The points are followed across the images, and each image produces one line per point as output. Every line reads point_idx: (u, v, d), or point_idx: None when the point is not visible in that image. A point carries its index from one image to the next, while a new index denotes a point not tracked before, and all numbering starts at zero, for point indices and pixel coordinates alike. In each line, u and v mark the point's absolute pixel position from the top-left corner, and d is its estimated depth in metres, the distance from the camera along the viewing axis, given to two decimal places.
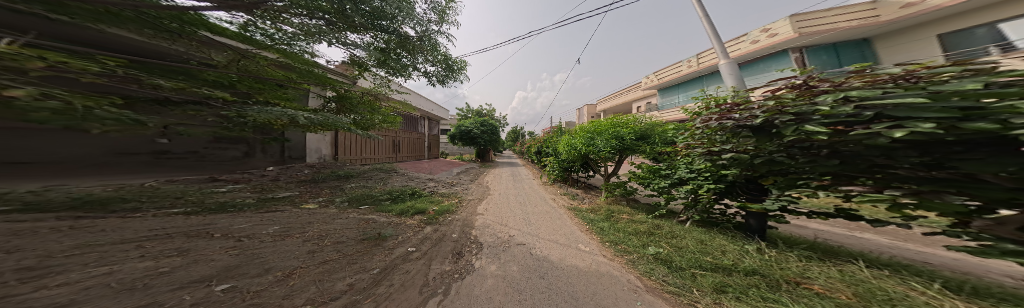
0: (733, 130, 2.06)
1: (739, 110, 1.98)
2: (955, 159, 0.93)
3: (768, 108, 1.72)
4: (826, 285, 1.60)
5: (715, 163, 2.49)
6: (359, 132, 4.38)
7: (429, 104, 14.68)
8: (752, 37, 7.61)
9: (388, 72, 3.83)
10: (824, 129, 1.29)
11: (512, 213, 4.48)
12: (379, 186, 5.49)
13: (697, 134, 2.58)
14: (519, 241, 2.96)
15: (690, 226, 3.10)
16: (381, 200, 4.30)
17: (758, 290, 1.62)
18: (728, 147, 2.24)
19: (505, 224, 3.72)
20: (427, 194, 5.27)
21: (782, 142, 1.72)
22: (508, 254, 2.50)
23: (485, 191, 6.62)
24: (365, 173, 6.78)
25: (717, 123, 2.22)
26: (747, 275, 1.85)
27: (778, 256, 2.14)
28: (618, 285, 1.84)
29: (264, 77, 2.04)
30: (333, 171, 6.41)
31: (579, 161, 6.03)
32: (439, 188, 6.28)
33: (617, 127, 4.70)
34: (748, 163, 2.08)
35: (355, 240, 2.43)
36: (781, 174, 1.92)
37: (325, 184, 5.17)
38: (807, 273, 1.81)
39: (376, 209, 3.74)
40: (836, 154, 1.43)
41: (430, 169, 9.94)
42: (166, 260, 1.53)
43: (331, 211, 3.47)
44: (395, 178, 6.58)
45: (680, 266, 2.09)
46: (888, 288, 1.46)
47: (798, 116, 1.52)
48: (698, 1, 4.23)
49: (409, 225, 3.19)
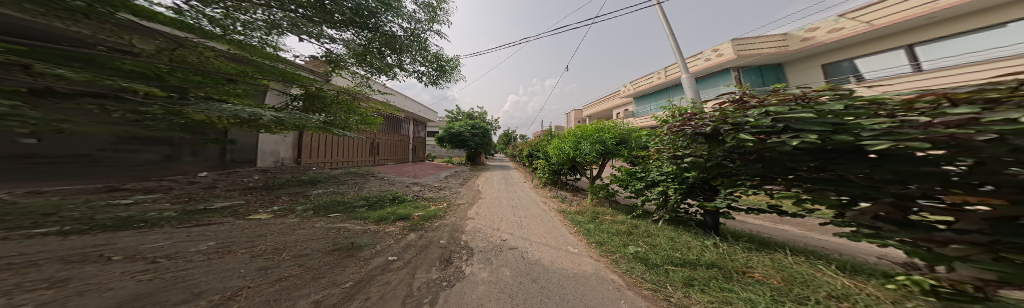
0: (692, 136, 2.31)
1: (696, 119, 2.24)
2: (832, 164, 1.16)
3: (716, 118, 1.98)
4: (763, 272, 1.88)
5: (679, 166, 2.75)
6: (337, 133, 4.03)
7: (416, 105, 14.15)
8: (705, 55, 8.60)
9: (368, 70, 3.63)
10: (751, 137, 1.54)
11: (504, 217, 4.48)
12: (355, 191, 5.14)
13: (664, 140, 2.84)
14: (512, 244, 2.97)
15: (661, 225, 3.36)
16: (356, 208, 3.98)
17: (715, 282, 1.82)
18: (688, 151, 2.50)
19: (497, 228, 3.70)
20: (411, 199, 5.03)
21: (726, 147, 2.00)
22: (500, 258, 2.50)
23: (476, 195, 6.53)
24: (339, 178, 6.27)
25: (679, 130, 2.46)
26: (708, 268, 2.07)
27: (728, 248, 2.44)
28: (604, 285, 1.94)
29: (212, 72, 1.56)
30: (296, 176, 5.80)
31: (567, 164, 6.24)
32: (425, 192, 6.05)
33: (600, 133, 4.99)
34: (703, 167, 2.35)
35: (322, 252, 2.23)
36: (726, 176, 2.22)
37: (283, 190, 4.66)
38: (749, 262, 2.09)
39: (349, 217, 3.47)
40: (761, 158, 1.70)
41: (416, 173, 9.57)
42: (31, 295, 1.19)
43: (291, 220, 3.12)
44: (372, 183, 6.16)
45: (655, 263, 2.27)
46: (805, 273, 1.76)
47: (736, 126, 1.80)
48: (665, 21, 4.72)
49: (389, 233, 3.01)
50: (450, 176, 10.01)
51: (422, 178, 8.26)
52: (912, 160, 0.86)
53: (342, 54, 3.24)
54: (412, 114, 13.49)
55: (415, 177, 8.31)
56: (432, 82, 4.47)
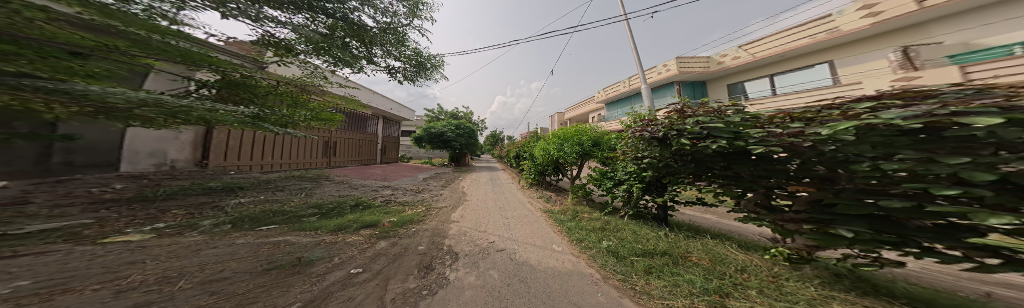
0: (648, 140, 2.53)
1: (652, 125, 2.47)
2: (732, 163, 1.98)
3: (666, 124, 2.30)
4: (700, 256, 2.23)
5: (639, 167, 3.00)
6: (284, 131, 3.38)
7: (388, 101, 13.06)
8: (658, 69, 9.80)
9: (328, 61, 3.05)
10: (688, 141, 1.98)
11: (489, 218, 4.38)
12: (302, 198, 4.37)
13: (629, 143, 3.06)
14: (500, 246, 2.92)
15: (626, 220, 3.64)
16: (304, 217, 3.37)
17: (664, 267, 2.09)
18: (645, 153, 2.75)
19: (484, 230, 3.60)
20: (382, 205, 4.59)
21: (671, 150, 2.34)
22: (487, 261, 2.42)
23: (462, 197, 6.31)
24: (285, 184, 5.32)
25: (638, 134, 2.66)
26: (662, 256, 2.33)
27: (674, 238, 2.79)
28: (583, 280, 2.01)
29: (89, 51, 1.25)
30: (200, 183, 4.50)
31: (551, 165, 6.39)
32: (396, 196, 5.56)
33: (580, 135, 5.25)
34: (657, 167, 2.61)
35: (257, 272, 1.81)
36: (672, 175, 2.59)
37: (187, 199, 3.61)
38: (690, 248, 2.45)
39: (295, 228, 2.93)
40: (695, 161, 2.26)
41: (387, 175, 8.78)
42: None
43: (200, 236, 2.41)
44: (329, 189, 5.36)
45: (622, 255, 2.43)
46: (726, 256, 2.19)
47: (678, 132, 2.16)
48: (631, 36, 5.28)
49: (352, 243, 2.67)
50: (424, 178, 9.42)
51: (393, 181, 7.62)
52: (774, 161, 1.70)
53: (289, 38, 2.53)
54: (382, 110, 12.29)
55: (384, 181, 7.60)
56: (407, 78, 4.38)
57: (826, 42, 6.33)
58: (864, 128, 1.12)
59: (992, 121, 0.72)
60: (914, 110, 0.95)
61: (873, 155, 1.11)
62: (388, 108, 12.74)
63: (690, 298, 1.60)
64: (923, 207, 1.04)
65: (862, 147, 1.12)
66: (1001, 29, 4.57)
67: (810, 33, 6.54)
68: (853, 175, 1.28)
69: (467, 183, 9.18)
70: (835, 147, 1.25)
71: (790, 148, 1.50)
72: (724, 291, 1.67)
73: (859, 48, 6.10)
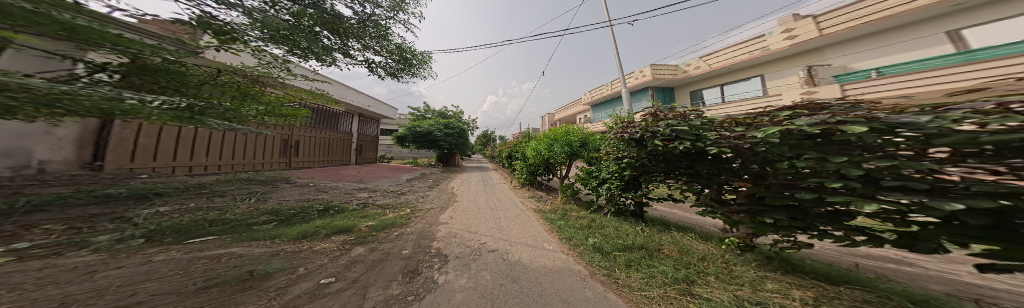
0: (627, 141, 2.71)
1: (631, 127, 2.66)
2: (693, 163, 2.30)
3: (642, 127, 2.51)
4: (671, 249, 2.46)
5: (619, 166, 3.18)
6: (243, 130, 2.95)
7: (365, 97, 12.32)
8: (635, 75, 10.58)
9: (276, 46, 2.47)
10: (660, 142, 2.25)
11: (481, 219, 4.30)
12: (250, 205, 3.78)
13: (611, 144, 3.21)
14: (492, 247, 2.89)
15: (608, 217, 3.82)
16: (259, 225, 2.94)
17: (640, 259, 2.28)
18: (624, 153, 2.91)
19: (475, 232, 3.53)
20: (360, 209, 4.25)
21: (644, 150, 2.58)
22: (479, 263, 2.37)
23: (453, 198, 6.14)
24: (231, 188, 4.62)
25: (619, 135, 2.81)
26: (639, 250, 2.51)
27: (650, 232, 3.02)
28: (573, 276, 2.07)
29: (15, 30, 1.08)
30: (87, 188, 3.38)
31: (542, 165, 6.47)
32: (375, 199, 5.17)
33: (569, 136, 5.38)
34: (634, 166, 2.82)
35: (198, 288, 1.48)
36: (645, 174, 2.85)
37: (96, 205, 2.91)
38: (662, 241, 2.69)
39: (245, 237, 2.52)
40: (664, 160, 2.54)
41: (365, 177, 8.17)
42: None
43: (112, 249, 1.93)
44: (293, 194, 4.77)
45: (606, 251, 2.54)
46: (690, 248, 2.46)
47: (651, 133, 2.40)
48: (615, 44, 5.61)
49: (323, 251, 2.42)
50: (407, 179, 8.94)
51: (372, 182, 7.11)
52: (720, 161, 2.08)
53: (239, 23, 2.13)
54: (359, 107, 11.68)
55: (362, 182, 7.07)
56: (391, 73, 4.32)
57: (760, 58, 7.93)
58: (786, 134, 1.51)
59: (859, 130, 1.05)
60: (815, 119, 1.31)
61: (789, 155, 1.49)
62: (365, 104, 12.25)
63: (662, 288, 1.78)
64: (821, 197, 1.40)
65: (783, 148, 1.51)
66: (864, 57, 6.30)
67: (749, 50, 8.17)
68: (776, 173, 1.67)
69: (454, 183, 8.91)
70: (764, 148, 1.63)
71: (734, 150, 1.87)
72: (691, 280, 1.87)
73: (778, 65, 7.77)
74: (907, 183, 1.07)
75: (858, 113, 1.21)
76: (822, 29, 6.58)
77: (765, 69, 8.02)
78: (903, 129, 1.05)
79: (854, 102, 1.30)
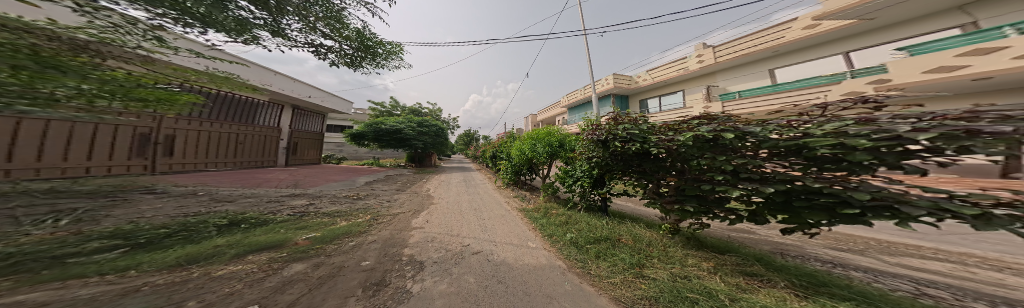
0: (594, 141, 3.13)
1: (597, 130, 3.10)
2: (639, 161, 2.86)
3: (606, 129, 2.97)
4: (627, 237, 2.88)
5: (589, 163, 3.58)
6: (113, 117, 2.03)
7: (300, 86, 10.00)
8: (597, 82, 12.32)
9: (170, 14, 1.55)
10: (617, 143, 2.76)
11: (463, 221, 4.06)
12: (83, 228, 2.54)
13: (583, 144, 3.53)
14: (476, 249, 2.78)
15: (579, 212, 4.16)
16: (104, 252, 2.00)
17: (606, 250, 2.56)
18: (593, 152, 3.33)
19: (457, 234, 3.34)
20: (303, 221, 3.41)
21: (606, 149, 3.09)
22: (462, 265, 2.27)
23: (430, 200, 5.61)
24: (16, 206, 2.97)
25: (590, 135, 3.22)
26: (603, 241, 2.81)
27: (612, 223, 3.44)
28: (554, 272, 2.17)
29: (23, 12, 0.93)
30: None
31: (526, 165, 6.51)
32: (321, 207, 4.23)
33: (550, 136, 5.55)
34: (600, 164, 3.27)
35: None
36: (608, 171, 3.34)
37: None
38: (619, 230, 3.13)
39: (60, 270, 1.65)
40: (619, 158, 3.08)
41: (305, 182, 6.61)
42: None
43: None
44: (182, 209, 3.48)
45: (580, 245, 2.77)
46: (640, 234, 2.95)
47: (611, 134, 2.89)
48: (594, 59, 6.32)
49: (238, 273, 1.83)
50: (366, 181, 7.65)
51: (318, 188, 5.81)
52: (655, 160, 2.68)
53: None
54: (295, 97, 9.72)
55: (302, 188, 5.69)
56: (351, 63, 3.63)
57: (683, 76, 10.41)
58: (698, 140, 2.11)
59: (734, 135, 1.66)
60: (712, 127, 1.98)
61: (698, 154, 2.12)
62: (308, 95, 10.41)
63: (622, 273, 2.05)
64: (713, 186, 2.10)
65: (694, 150, 2.12)
66: (738, 81, 9.23)
67: (677, 68, 10.55)
68: (692, 169, 2.40)
69: (429, 185, 8.12)
70: (682, 149, 2.20)
71: (668, 151, 2.40)
72: (642, 263, 2.24)
73: (691, 83, 10.49)
74: (753, 175, 1.89)
75: (731, 124, 1.91)
76: (718, 57, 9.23)
77: (685, 85, 10.69)
78: (751, 136, 1.80)
79: (727, 116, 2.05)
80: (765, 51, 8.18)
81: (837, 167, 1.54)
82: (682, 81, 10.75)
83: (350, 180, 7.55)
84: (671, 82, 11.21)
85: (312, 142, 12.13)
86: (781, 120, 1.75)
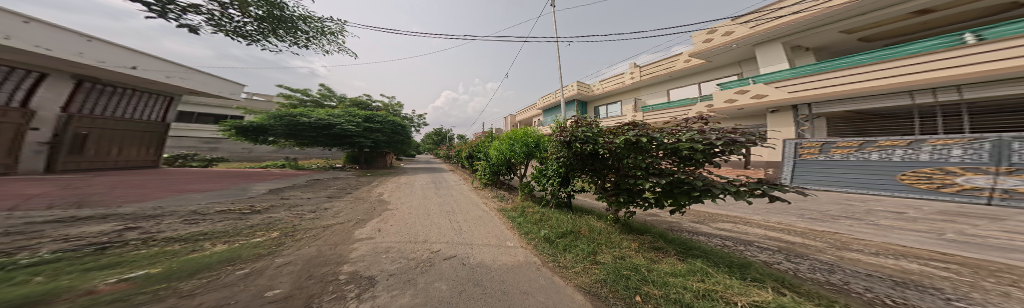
0: (561, 140, 3.41)
1: (562, 131, 3.41)
2: (593, 161, 3.33)
3: (568, 132, 3.32)
4: (587, 229, 3.11)
5: (557, 161, 3.80)
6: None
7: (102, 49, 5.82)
8: None
9: None
10: (575, 143, 3.17)
11: (432, 226, 3.53)
12: None
13: (554, 143, 3.70)
14: (447, 253, 2.39)
15: (550, 210, 4.26)
16: None
17: (571, 242, 2.67)
18: (560, 152, 3.57)
19: (424, 240, 2.85)
20: (104, 253, 1.87)
21: (567, 148, 3.45)
22: (434, 271, 1.89)
23: (383, 208, 4.57)
24: None
25: (558, 136, 3.48)
26: (568, 234, 2.93)
27: (577, 219, 3.65)
28: (530, 269, 2.06)
29: None
30: None
31: (503, 165, 6.19)
32: (156, 232, 2.54)
33: (527, 136, 5.32)
34: (568, 163, 3.55)
35: None
36: (572, 167, 3.65)
37: None
38: (579, 224, 3.36)
39: None
40: (578, 158, 3.49)
41: (144, 197, 4.18)
42: None
43: None
44: None
45: (551, 240, 2.80)
46: (596, 227, 3.26)
47: (573, 136, 3.24)
48: None
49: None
50: (268, 193, 5.48)
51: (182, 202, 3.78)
52: (603, 159, 3.18)
53: None
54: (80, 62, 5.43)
55: (139, 207, 3.55)
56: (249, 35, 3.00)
57: (621, 88, 12.84)
58: (625, 141, 2.66)
59: (640, 138, 2.28)
60: (634, 132, 2.54)
61: (627, 153, 2.67)
62: (136, 65, 6.42)
63: (582, 262, 2.14)
64: (634, 179, 2.68)
65: (625, 149, 2.66)
66: (655, 96, 11.80)
67: (618, 82, 12.98)
68: (620, 167, 2.97)
69: (385, 189, 6.78)
70: (615, 149, 2.74)
71: (609, 151, 2.87)
72: (603, 251, 2.41)
73: (628, 94, 13.05)
74: (655, 170, 2.50)
75: (643, 130, 2.54)
76: (642, 75, 11.69)
77: (623, 96, 13.23)
78: (653, 139, 2.43)
79: (645, 123, 2.67)
80: (663, 76, 10.96)
81: (687, 163, 2.40)
82: (622, 92, 13.27)
83: (238, 192, 5.25)
84: (614, 93, 13.61)
85: (137, 135, 8.07)
86: (667, 130, 2.51)
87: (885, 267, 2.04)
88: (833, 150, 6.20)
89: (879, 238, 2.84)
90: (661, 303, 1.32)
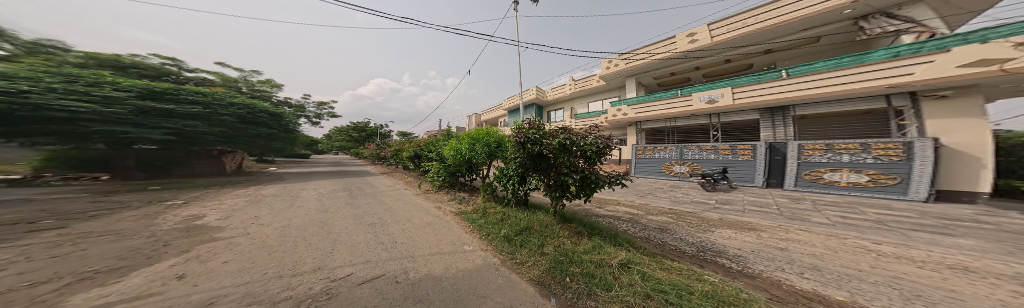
0: (514, 140, 3.34)
1: (515, 131, 3.37)
2: (538, 162, 3.37)
3: (517, 133, 3.29)
4: (538, 222, 3.11)
5: (511, 160, 3.67)
6: None
7: None
8: None
9: None
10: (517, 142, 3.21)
11: (347, 246, 2.48)
12: None
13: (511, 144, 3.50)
14: (368, 274, 1.69)
15: (507, 208, 4.07)
16: None
17: (527, 238, 2.59)
18: (514, 152, 3.44)
19: (333, 264, 1.94)
20: None
21: (518, 148, 3.36)
22: (345, 300, 1.27)
23: (198, 240, 2.48)
24: None
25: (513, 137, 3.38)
26: (522, 230, 2.82)
27: (534, 213, 3.62)
28: (489, 271, 1.85)
29: None
30: None
31: (463, 166, 5.46)
32: None
33: (489, 136, 5.00)
34: (521, 163, 3.41)
35: None
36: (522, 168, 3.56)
37: None
38: (533, 218, 3.33)
39: None
40: (525, 160, 3.41)
41: None
42: None
43: None
44: None
45: (510, 238, 2.65)
46: (542, 219, 3.30)
47: (521, 137, 3.24)
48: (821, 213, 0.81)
49: None
50: None
51: None
52: (545, 159, 3.30)
53: None
54: None
55: None
56: None
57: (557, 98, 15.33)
58: (560, 142, 2.88)
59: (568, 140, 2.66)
60: (568, 136, 2.87)
61: (561, 154, 2.93)
62: None
63: (535, 256, 2.11)
64: (563, 175, 3.00)
65: (560, 151, 2.92)
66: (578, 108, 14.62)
67: (557, 92, 15.42)
68: (554, 167, 3.20)
69: (211, 210, 4.01)
70: (554, 149, 2.93)
71: (550, 152, 3.06)
72: (554, 240, 2.47)
73: (562, 104, 15.65)
74: (577, 169, 2.88)
75: (570, 134, 2.90)
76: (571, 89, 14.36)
77: (559, 104, 15.78)
78: (573, 142, 2.82)
79: (572, 129, 3.08)
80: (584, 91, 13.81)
81: (590, 162, 2.98)
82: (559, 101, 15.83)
83: None
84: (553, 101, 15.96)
85: None
86: (586, 134, 2.98)
87: (662, 222, 3.61)
88: (646, 151, 9.71)
89: (700, 207, 4.56)
90: (582, 280, 1.56)
